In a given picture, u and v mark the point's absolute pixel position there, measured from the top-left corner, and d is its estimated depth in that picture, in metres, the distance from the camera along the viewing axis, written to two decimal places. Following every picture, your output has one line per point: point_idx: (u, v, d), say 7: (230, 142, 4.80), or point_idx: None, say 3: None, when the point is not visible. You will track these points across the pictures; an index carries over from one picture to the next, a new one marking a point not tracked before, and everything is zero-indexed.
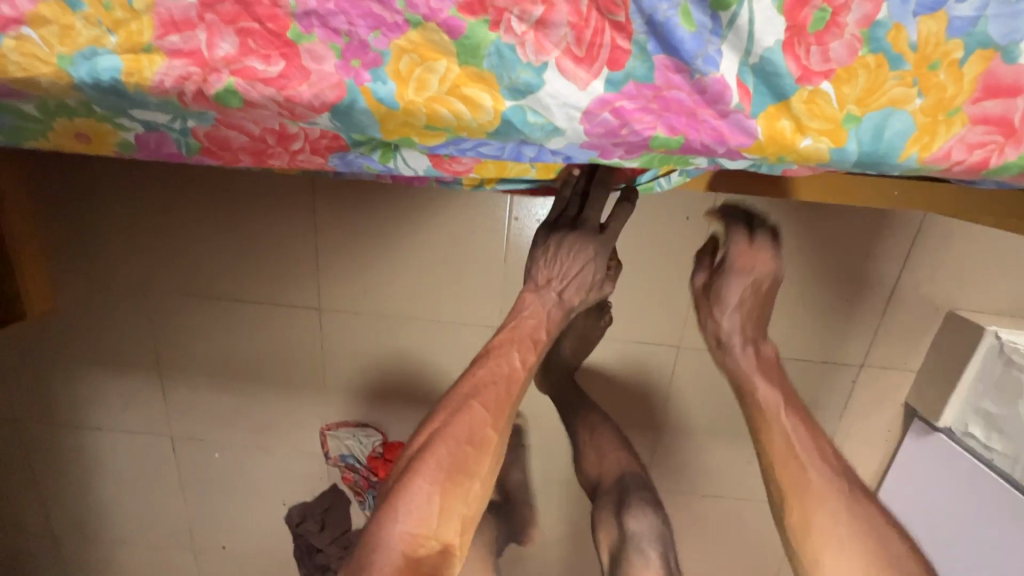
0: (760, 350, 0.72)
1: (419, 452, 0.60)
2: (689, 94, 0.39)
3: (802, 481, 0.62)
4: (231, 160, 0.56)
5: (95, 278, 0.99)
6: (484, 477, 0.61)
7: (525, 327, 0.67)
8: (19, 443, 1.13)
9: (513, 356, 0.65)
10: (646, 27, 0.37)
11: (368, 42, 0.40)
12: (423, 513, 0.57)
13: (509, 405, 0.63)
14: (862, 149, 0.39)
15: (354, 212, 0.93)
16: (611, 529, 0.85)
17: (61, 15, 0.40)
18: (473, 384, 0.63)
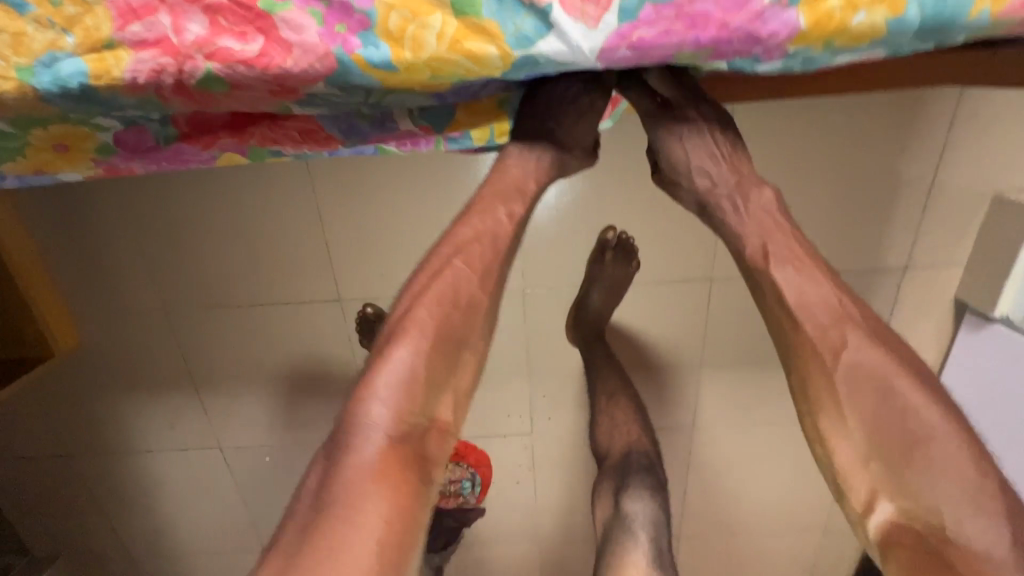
0: (749, 200, 0.55)
1: (398, 319, 0.49)
2: (716, 3, 0.36)
3: (808, 336, 0.49)
4: (210, 142, 0.51)
5: (112, 302, 0.98)
6: (478, 346, 0.51)
7: (510, 177, 0.54)
8: (77, 473, 1.16)
9: (499, 211, 0.53)
10: None
11: (352, 3, 0.36)
12: (405, 386, 0.46)
13: (501, 265, 0.52)
14: (926, 15, 0.36)
15: (356, 194, 0.90)
16: (607, 505, 0.84)
17: (8, 20, 0.36)
18: (455, 241, 0.52)
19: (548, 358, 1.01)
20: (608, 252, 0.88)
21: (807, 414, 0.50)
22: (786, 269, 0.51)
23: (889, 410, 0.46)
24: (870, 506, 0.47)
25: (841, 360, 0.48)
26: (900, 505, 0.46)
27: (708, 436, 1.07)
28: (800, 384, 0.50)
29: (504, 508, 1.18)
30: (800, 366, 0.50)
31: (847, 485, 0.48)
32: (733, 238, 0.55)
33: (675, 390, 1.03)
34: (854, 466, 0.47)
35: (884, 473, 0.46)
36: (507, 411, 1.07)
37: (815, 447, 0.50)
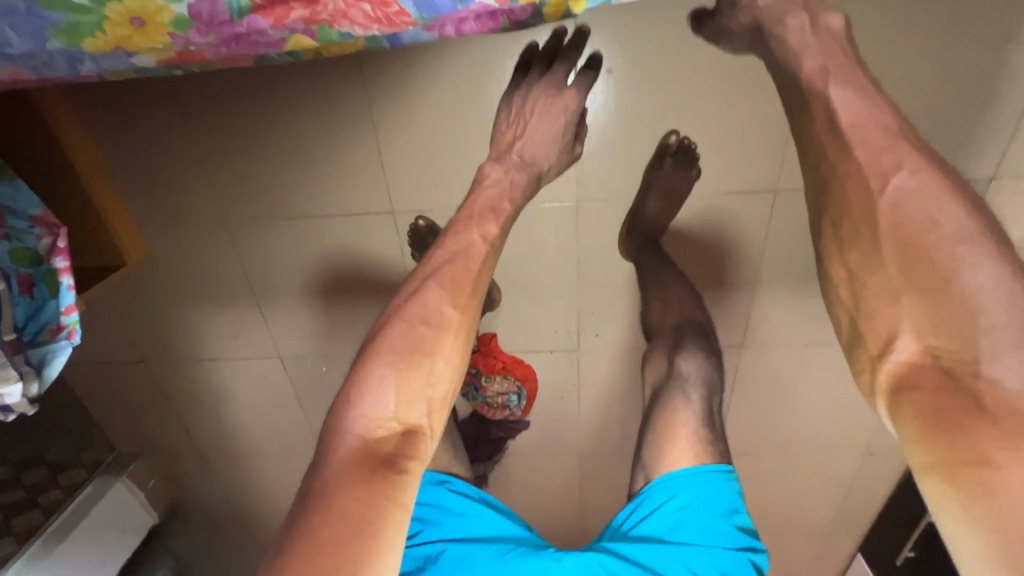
0: (820, 22, 0.60)
1: (374, 338, 0.59)
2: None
3: (858, 160, 0.53)
4: (282, 16, 0.49)
5: (174, 215, 1.01)
6: (448, 357, 0.60)
7: (486, 198, 0.70)
8: (152, 379, 1.25)
9: (472, 233, 0.66)
10: None
11: None
12: (378, 396, 0.56)
13: (470, 282, 0.63)
14: None
15: (406, 99, 0.87)
16: (662, 367, 0.90)
17: None
18: (430, 267, 0.63)
19: (598, 275, 1.01)
20: (668, 157, 0.86)
21: (840, 254, 0.55)
22: (844, 90, 0.56)
23: (931, 238, 0.48)
24: (890, 342, 0.50)
25: (891, 183, 0.51)
26: (926, 343, 0.48)
27: (757, 354, 1.07)
28: (839, 215, 0.55)
29: (548, 421, 1.23)
30: (840, 211, 0.55)
31: (872, 325, 0.52)
32: (793, 61, 0.61)
33: (727, 306, 1.02)
34: (882, 304, 0.51)
35: (916, 309, 0.48)
36: (553, 326, 1.08)
37: (842, 287, 0.55)
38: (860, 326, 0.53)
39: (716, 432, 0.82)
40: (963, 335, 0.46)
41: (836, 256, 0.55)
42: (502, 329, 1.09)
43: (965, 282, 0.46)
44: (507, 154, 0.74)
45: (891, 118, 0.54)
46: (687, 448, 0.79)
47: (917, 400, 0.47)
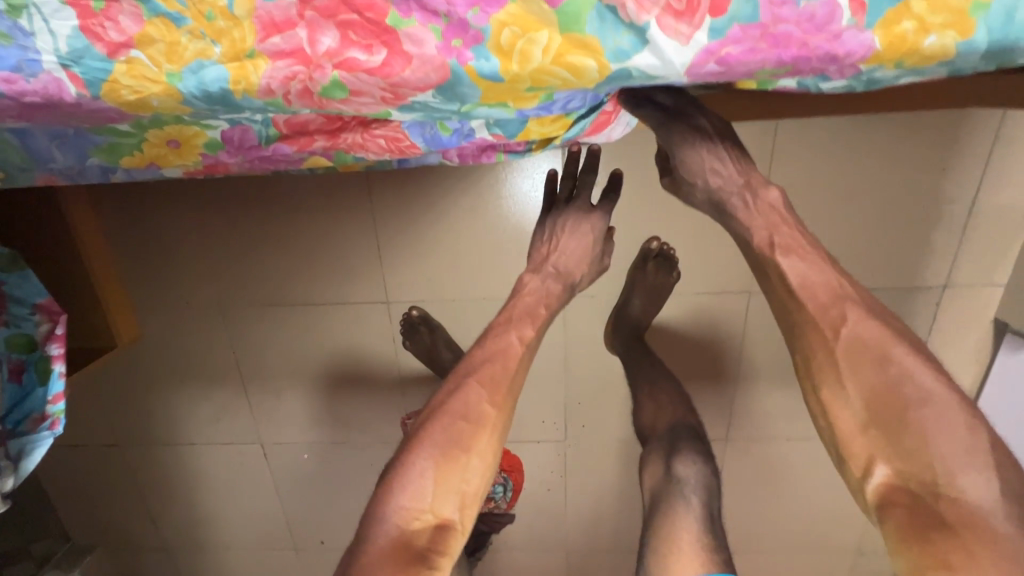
0: (758, 197, 0.60)
1: (417, 429, 0.60)
2: (798, 24, 0.35)
3: (808, 313, 0.55)
4: (305, 143, 0.56)
5: (172, 298, 1.04)
6: (484, 453, 0.59)
7: (524, 306, 0.67)
8: (123, 464, 1.20)
9: (512, 335, 0.64)
10: None
11: (468, 19, 0.36)
12: (416, 487, 0.56)
13: (509, 380, 0.62)
14: (991, 38, 0.35)
15: (408, 200, 0.94)
16: (658, 471, 0.83)
17: (167, 31, 0.39)
18: (473, 361, 0.62)
19: (586, 367, 1.04)
20: (651, 261, 0.91)
21: (811, 389, 0.56)
22: (790, 257, 0.57)
23: (886, 379, 0.51)
24: (868, 470, 0.52)
25: (841, 334, 0.54)
26: (896, 468, 0.50)
27: (744, 448, 1.08)
28: (804, 361, 0.56)
29: (535, 514, 1.19)
30: (808, 349, 0.56)
31: (849, 452, 0.53)
32: (741, 231, 0.61)
33: (713, 399, 1.04)
34: (855, 434, 0.53)
35: (882, 443, 0.51)
36: (542, 417, 1.09)
37: (819, 419, 0.56)
38: (839, 453, 0.54)
39: (718, 542, 0.74)
40: (924, 459, 0.49)
41: (809, 387, 0.56)
42: None
43: (919, 415, 0.50)
44: (543, 265, 0.70)
45: (832, 275, 0.56)
46: (691, 557, 0.72)
47: (897, 523, 0.49)
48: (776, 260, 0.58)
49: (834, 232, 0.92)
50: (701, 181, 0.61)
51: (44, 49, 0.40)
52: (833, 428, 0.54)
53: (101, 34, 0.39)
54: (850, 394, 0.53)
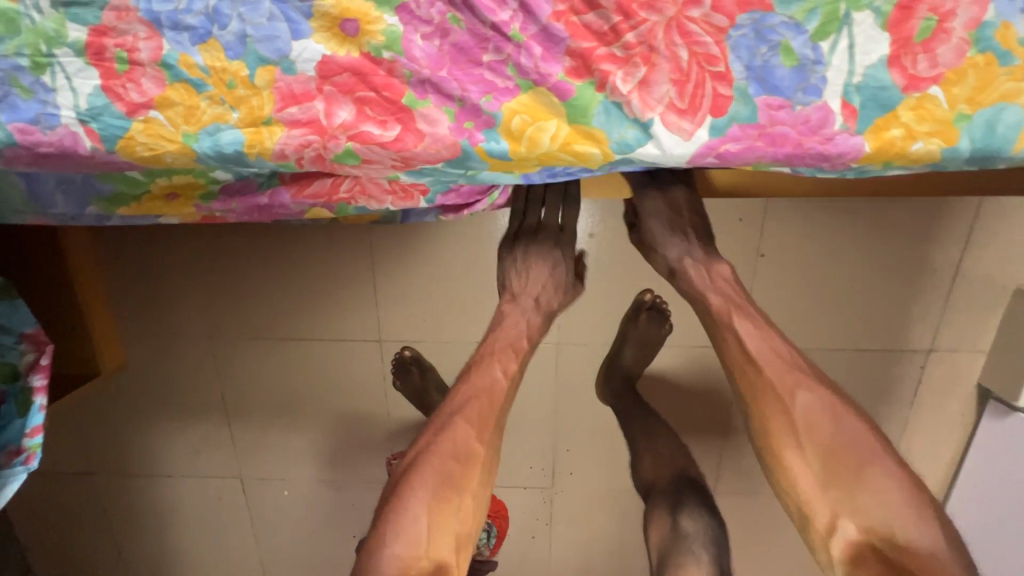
0: (713, 271, 0.63)
1: (407, 468, 0.57)
2: (794, 125, 0.37)
3: (765, 377, 0.56)
4: (305, 186, 0.55)
5: (161, 328, 1.03)
6: (476, 491, 0.58)
7: (505, 337, 0.64)
8: (93, 495, 1.17)
9: (495, 370, 0.62)
10: (746, 72, 0.36)
11: (481, 105, 0.38)
12: (411, 531, 0.54)
13: (496, 415, 0.60)
14: (975, 146, 0.37)
15: (405, 243, 0.95)
16: (664, 526, 0.77)
17: (186, 95, 0.40)
18: (457, 399, 0.60)
19: (576, 413, 1.05)
20: (643, 312, 0.92)
21: (769, 452, 0.56)
22: (748, 324, 0.58)
23: (841, 440, 0.53)
24: (832, 530, 0.52)
25: (797, 398, 0.55)
26: (861, 525, 0.51)
27: (731, 504, 1.07)
28: (760, 420, 0.56)
29: (517, 563, 1.16)
30: (764, 414, 0.56)
31: (813, 513, 0.53)
32: (698, 298, 0.63)
33: (703, 452, 1.04)
34: (817, 493, 0.53)
35: (843, 499, 0.52)
36: (530, 462, 1.09)
37: (779, 482, 0.56)
38: (803, 516, 0.54)
39: None
40: (882, 514, 0.50)
41: (766, 447, 0.56)
42: None
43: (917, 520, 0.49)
44: (521, 297, 0.67)
45: (780, 343, 0.58)
46: None
47: None
48: (734, 326, 0.59)
49: (823, 293, 0.94)
50: (656, 241, 0.65)
51: (63, 105, 0.41)
52: (796, 490, 0.54)
53: (122, 94, 0.40)
54: (807, 449, 0.54)
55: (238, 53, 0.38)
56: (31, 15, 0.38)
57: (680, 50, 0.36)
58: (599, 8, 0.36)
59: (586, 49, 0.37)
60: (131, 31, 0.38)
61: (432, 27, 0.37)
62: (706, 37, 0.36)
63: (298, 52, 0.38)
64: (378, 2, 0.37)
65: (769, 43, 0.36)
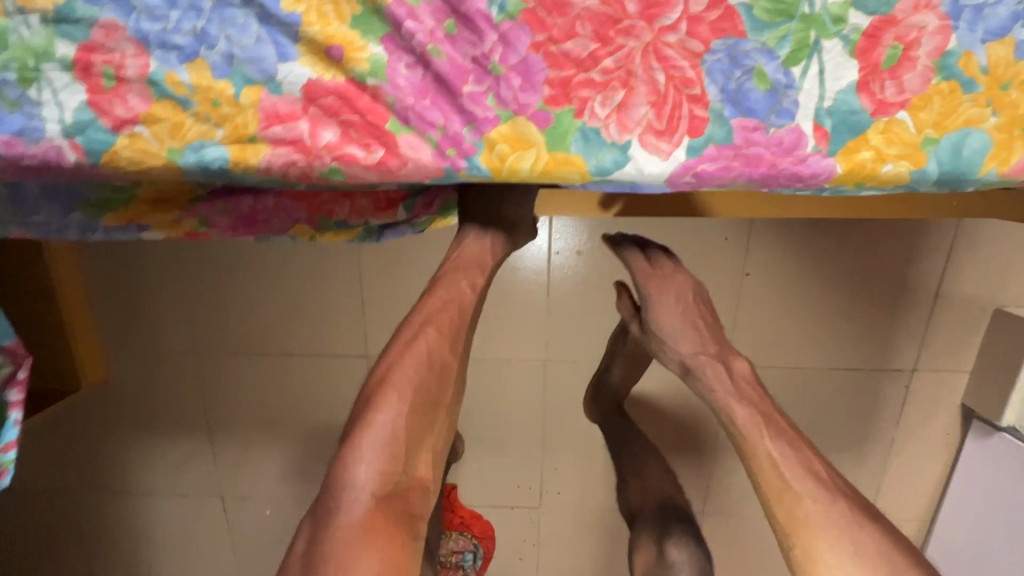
0: (733, 369, 0.62)
1: (379, 383, 0.52)
2: (767, 147, 0.38)
3: (801, 501, 0.51)
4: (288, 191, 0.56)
5: (143, 343, 1.02)
6: (451, 404, 0.54)
7: (470, 254, 0.58)
8: (68, 515, 1.14)
9: (463, 283, 0.57)
10: (722, 95, 0.37)
11: (463, 133, 0.39)
12: (385, 443, 0.49)
13: (465, 332, 0.56)
14: (942, 168, 0.38)
15: (393, 259, 0.95)
16: (650, 554, 0.77)
17: (172, 111, 0.40)
18: (424, 314, 0.55)
19: (563, 430, 1.05)
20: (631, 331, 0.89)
21: None
22: (782, 443, 0.55)
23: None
24: None
25: (839, 527, 0.50)
26: None
27: (719, 524, 1.06)
28: (805, 560, 0.50)
29: None
30: (805, 544, 0.50)
31: None
32: (724, 407, 0.60)
33: (691, 471, 1.04)
34: None
35: None
36: (517, 481, 1.08)
37: None
38: None
39: None
40: None
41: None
42: (466, 480, 1.08)
43: None
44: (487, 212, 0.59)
45: (814, 460, 0.54)
46: None
47: None
48: (766, 441, 0.55)
49: (807, 313, 0.95)
50: (670, 333, 0.66)
51: (48, 119, 0.41)
52: None
53: (108, 109, 0.40)
54: None
55: (225, 72, 0.39)
56: (20, 31, 0.39)
57: (657, 73, 0.37)
58: (577, 36, 0.37)
59: (565, 74, 0.38)
60: (119, 49, 0.39)
61: (415, 57, 0.38)
62: (682, 62, 0.37)
63: (284, 73, 0.39)
64: (363, 30, 0.38)
65: (743, 69, 0.37)
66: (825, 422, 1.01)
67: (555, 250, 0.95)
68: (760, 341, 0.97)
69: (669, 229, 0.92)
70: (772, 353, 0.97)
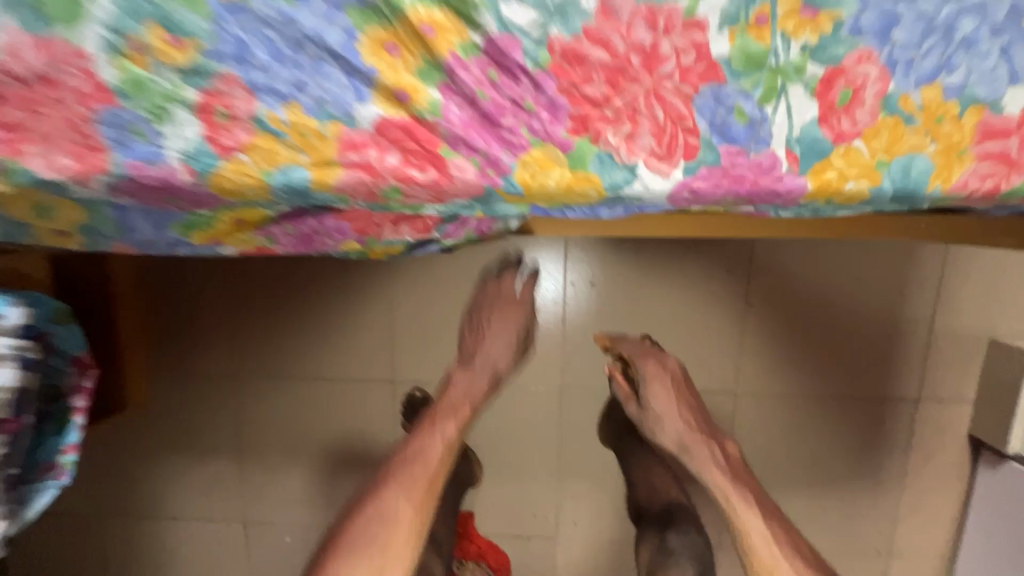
0: (721, 446, 0.82)
1: (354, 513, 0.74)
2: (750, 168, 0.47)
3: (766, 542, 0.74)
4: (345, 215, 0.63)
5: (187, 368, 1.10)
6: (407, 538, 0.72)
7: (451, 402, 0.79)
8: (97, 539, 1.17)
9: (436, 434, 0.76)
10: (710, 127, 0.47)
11: (501, 157, 0.49)
12: (358, 560, 0.70)
13: (434, 477, 0.75)
14: (894, 186, 0.46)
15: (421, 290, 1.04)
16: (653, 545, 0.86)
17: (269, 141, 0.51)
18: (403, 460, 0.75)
19: (578, 458, 1.08)
20: None
21: None
22: (755, 504, 0.76)
23: None
24: None
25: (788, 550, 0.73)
26: None
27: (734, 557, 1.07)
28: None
29: None
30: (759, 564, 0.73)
31: None
32: (709, 473, 0.79)
33: (705, 501, 1.05)
34: None
35: None
36: (533, 510, 1.10)
37: None
38: None
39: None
40: None
41: None
42: (481, 506, 1.11)
43: None
44: (471, 361, 0.80)
45: (779, 518, 0.76)
46: None
47: None
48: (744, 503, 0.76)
49: (809, 342, 1.01)
50: (665, 411, 0.82)
51: (170, 147, 0.51)
52: None
53: (219, 140, 0.51)
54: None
55: (315, 112, 0.49)
56: (157, 81, 0.50)
57: (657, 111, 0.47)
58: (594, 82, 0.47)
59: (584, 112, 0.47)
60: (234, 95, 0.50)
61: (464, 97, 0.48)
62: (677, 101, 0.46)
63: (360, 111, 0.49)
64: (424, 78, 0.48)
65: (726, 106, 0.46)
66: (832, 452, 1.04)
67: (570, 282, 1.03)
68: (765, 370, 1.02)
69: (675, 263, 1.01)
70: (777, 382, 1.02)
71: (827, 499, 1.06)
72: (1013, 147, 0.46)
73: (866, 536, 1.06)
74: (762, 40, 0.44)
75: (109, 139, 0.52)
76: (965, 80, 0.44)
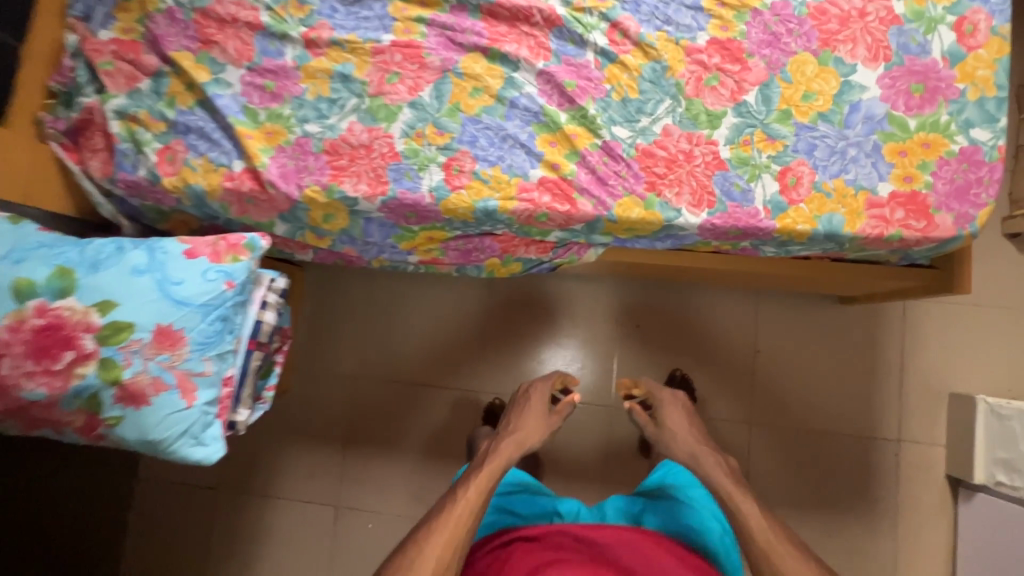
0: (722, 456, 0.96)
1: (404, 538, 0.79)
2: (744, 215, 0.86)
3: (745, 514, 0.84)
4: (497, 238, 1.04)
5: (321, 367, 1.43)
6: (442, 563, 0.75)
7: (483, 461, 0.89)
8: (211, 511, 1.41)
9: (469, 481, 0.85)
10: (722, 193, 0.87)
11: (607, 201, 0.89)
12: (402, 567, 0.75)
13: (466, 514, 0.80)
14: (824, 228, 0.84)
15: (508, 321, 1.39)
16: None
17: (478, 185, 0.92)
18: (442, 502, 0.83)
19: (622, 470, 1.32)
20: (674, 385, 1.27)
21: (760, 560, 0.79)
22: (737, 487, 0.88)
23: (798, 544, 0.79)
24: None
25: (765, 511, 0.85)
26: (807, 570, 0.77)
27: None
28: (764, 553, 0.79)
29: None
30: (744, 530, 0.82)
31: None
32: (710, 472, 0.92)
33: None
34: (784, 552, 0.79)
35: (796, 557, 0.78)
36: None
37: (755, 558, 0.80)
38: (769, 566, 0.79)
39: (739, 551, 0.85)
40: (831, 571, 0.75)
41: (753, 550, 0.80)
42: None
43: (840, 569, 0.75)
44: (506, 429, 0.96)
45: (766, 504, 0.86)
46: None
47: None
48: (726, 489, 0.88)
49: (806, 385, 1.30)
50: (674, 429, 1.01)
51: (423, 185, 0.93)
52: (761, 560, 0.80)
53: (452, 183, 0.93)
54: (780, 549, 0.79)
55: (508, 172, 0.92)
56: (425, 151, 0.95)
57: (693, 182, 0.88)
58: (659, 166, 0.89)
59: (652, 181, 0.89)
60: (464, 161, 0.93)
61: (590, 169, 0.90)
62: (703, 179, 0.88)
63: (532, 173, 0.92)
64: (569, 159, 0.91)
65: (730, 184, 0.87)
66: (835, 482, 1.26)
67: (620, 323, 1.36)
68: (772, 405, 1.30)
69: (700, 314, 1.34)
70: (782, 416, 1.30)
71: (834, 527, 1.25)
72: (888, 213, 0.84)
73: (868, 563, 1.23)
74: (746, 151, 0.88)
75: (391, 177, 0.94)
76: (856, 177, 0.85)
